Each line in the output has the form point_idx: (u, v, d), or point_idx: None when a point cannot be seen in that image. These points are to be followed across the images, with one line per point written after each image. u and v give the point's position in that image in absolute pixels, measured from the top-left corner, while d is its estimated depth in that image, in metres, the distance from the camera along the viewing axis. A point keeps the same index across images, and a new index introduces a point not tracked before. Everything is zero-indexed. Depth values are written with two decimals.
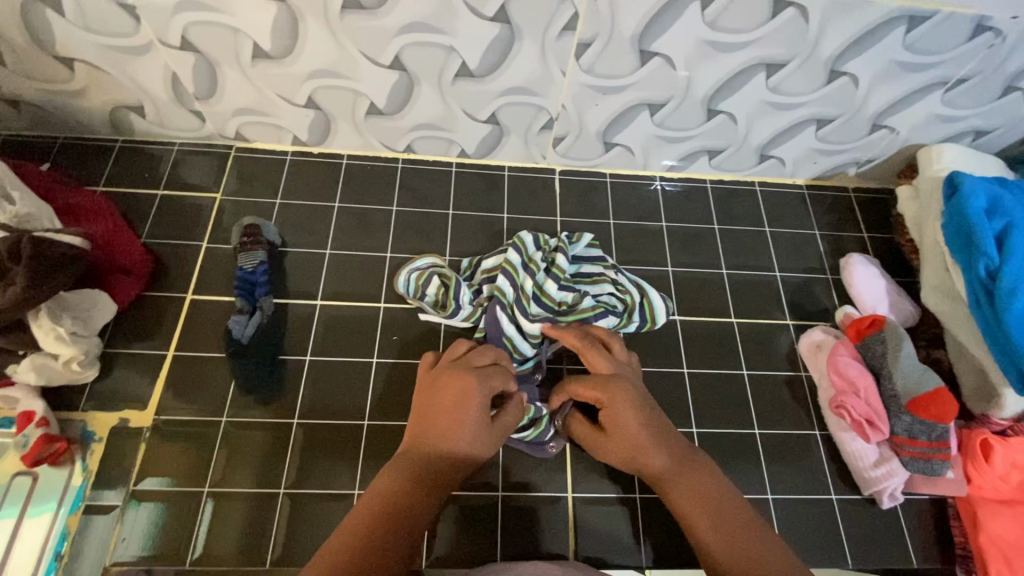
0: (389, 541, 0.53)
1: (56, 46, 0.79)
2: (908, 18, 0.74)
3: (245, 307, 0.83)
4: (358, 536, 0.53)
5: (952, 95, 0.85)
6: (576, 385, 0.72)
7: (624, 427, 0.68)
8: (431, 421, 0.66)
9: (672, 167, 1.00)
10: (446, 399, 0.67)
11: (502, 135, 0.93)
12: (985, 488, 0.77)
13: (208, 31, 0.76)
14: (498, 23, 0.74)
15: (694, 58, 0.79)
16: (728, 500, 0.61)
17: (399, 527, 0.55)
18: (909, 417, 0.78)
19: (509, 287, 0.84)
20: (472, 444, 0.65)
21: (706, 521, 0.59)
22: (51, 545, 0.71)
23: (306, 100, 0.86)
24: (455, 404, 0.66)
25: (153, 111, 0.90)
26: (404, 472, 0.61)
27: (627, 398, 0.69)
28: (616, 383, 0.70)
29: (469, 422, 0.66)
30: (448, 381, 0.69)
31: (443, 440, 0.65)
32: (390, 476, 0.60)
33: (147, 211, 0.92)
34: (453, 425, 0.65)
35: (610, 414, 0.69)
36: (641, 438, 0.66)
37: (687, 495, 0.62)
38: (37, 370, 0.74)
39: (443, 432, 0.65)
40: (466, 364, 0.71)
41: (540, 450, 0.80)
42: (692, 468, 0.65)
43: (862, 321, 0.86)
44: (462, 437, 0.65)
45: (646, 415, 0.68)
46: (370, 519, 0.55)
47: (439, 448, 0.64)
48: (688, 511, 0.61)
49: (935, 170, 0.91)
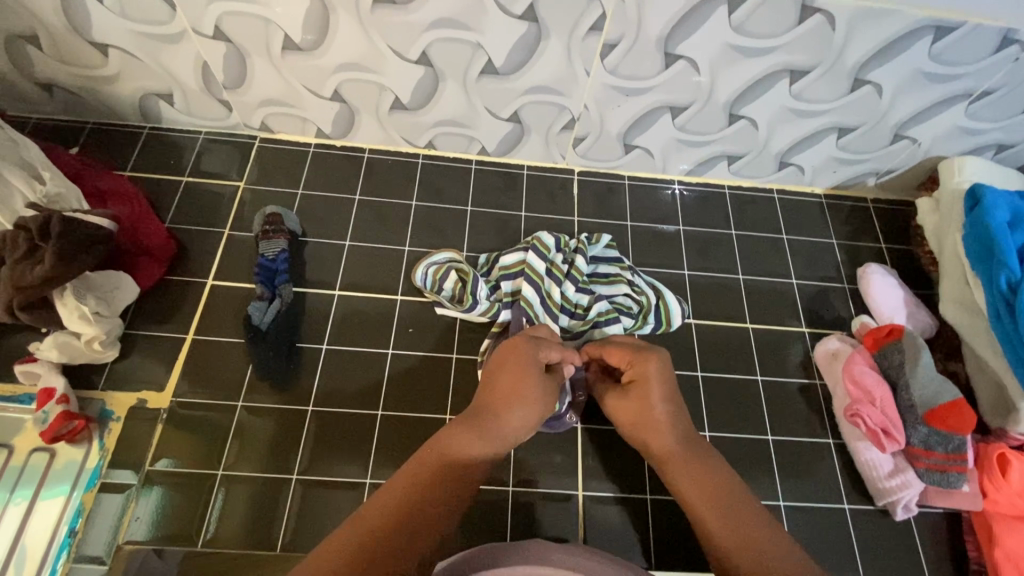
0: (434, 513, 0.55)
1: (92, 32, 0.81)
2: (935, 29, 0.74)
3: (265, 293, 0.84)
4: (408, 498, 0.55)
5: (976, 108, 0.85)
6: (614, 347, 0.74)
7: (645, 394, 0.69)
8: (493, 386, 0.67)
9: (689, 171, 1.00)
10: (508, 367, 0.68)
11: (524, 133, 0.94)
12: (1001, 503, 0.76)
13: (241, 22, 0.78)
14: (527, 21, 0.75)
15: (718, 63, 0.79)
16: (727, 481, 0.63)
17: (444, 500, 0.57)
18: (926, 428, 0.77)
19: (534, 295, 0.84)
20: (528, 406, 0.66)
21: (712, 509, 0.60)
22: (66, 520, 0.72)
23: (332, 92, 0.87)
24: (517, 371, 0.68)
25: (182, 99, 0.92)
26: (462, 438, 0.61)
27: (655, 369, 0.70)
28: (653, 352, 0.71)
29: (528, 404, 0.66)
30: (517, 362, 0.68)
31: (503, 399, 0.66)
32: (451, 432, 0.62)
33: (172, 198, 0.93)
34: (510, 403, 0.66)
35: (637, 381, 0.71)
36: (658, 416, 0.68)
37: (692, 478, 0.64)
38: (60, 347, 0.76)
39: (503, 391, 0.67)
40: (535, 350, 0.70)
41: (561, 424, 0.80)
42: (698, 451, 0.66)
43: (879, 330, 0.85)
44: (516, 414, 0.65)
45: (667, 389, 0.70)
46: (420, 485, 0.57)
47: (496, 409, 0.65)
48: (692, 496, 0.62)
49: (956, 182, 0.90)
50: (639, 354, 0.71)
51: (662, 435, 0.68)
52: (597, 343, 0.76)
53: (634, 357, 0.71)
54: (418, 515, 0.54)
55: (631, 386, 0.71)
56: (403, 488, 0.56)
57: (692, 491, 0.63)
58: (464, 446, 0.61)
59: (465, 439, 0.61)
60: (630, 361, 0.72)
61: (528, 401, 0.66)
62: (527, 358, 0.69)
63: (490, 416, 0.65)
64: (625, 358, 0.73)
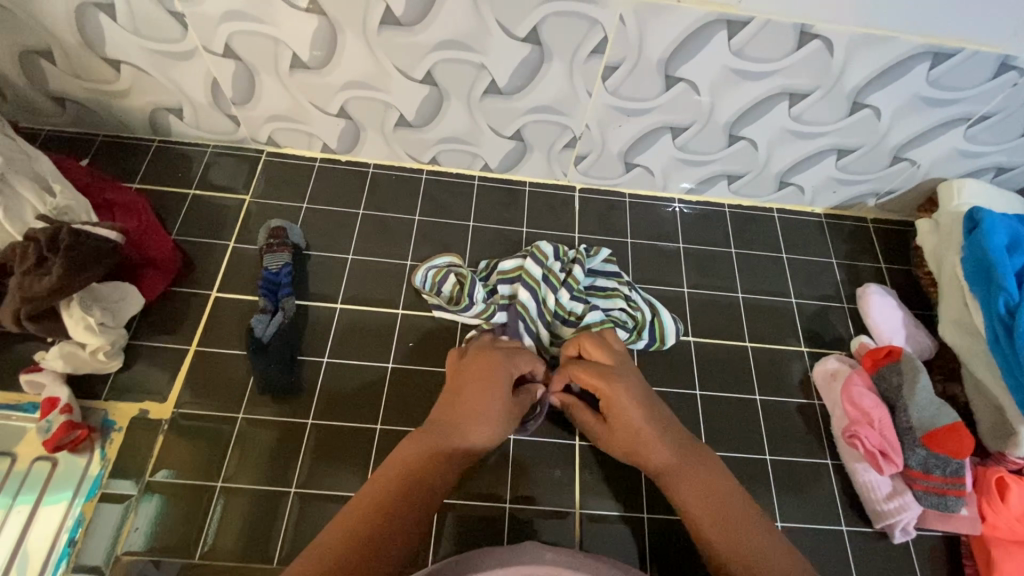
0: (399, 525, 0.56)
1: (105, 48, 0.83)
2: (932, 55, 0.75)
3: (267, 306, 0.85)
4: (373, 509, 0.57)
5: (974, 131, 0.86)
6: (580, 370, 0.74)
7: (625, 417, 0.70)
8: (457, 398, 0.70)
9: (690, 190, 1.01)
10: (473, 380, 0.71)
11: (525, 151, 0.95)
12: (1000, 528, 0.76)
13: (250, 40, 0.79)
14: (530, 44, 0.77)
15: (718, 85, 0.80)
16: (724, 492, 0.64)
17: (410, 513, 0.58)
18: (924, 451, 0.77)
19: (532, 300, 0.85)
20: (490, 420, 0.68)
21: (715, 526, 0.61)
22: (66, 530, 0.72)
23: (339, 109, 0.89)
24: (481, 384, 0.70)
25: (191, 114, 0.94)
26: (421, 451, 0.63)
27: (627, 393, 0.72)
28: (617, 378, 0.72)
29: (492, 416, 0.69)
30: (482, 376, 0.71)
31: (468, 412, 0.68)
32: (413, 444, 0.64)
33: (179, 210, 0.94)
34: (471, 412, 0.68)
35: (612, 407, 0.71)
36: (644, 434, 0.69)
37: (693, 494, 0.64)
38: (65, 357, 0.77)
39: (469, 402, 0.69)
40: (503, 365, 0.73)
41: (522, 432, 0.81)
42: (694, 464, 0.67)
43: (878, 351, 0.85)
44: (480, 426, 0.67)
45: (646, 408, 0.71)
46: (384, 497, 0.58)
47: (460, 421, 0.67)
48: (692, 508, 0.64)
49: (955, 206, 0.91)
50: (603, 382, 0.72)
51: (656, 454, 0.68)
52: (565, 368, 0.77)
53: (603, 383, 0.72)
54: (382, 524, 0.56)
55: (610, 412, 0.72)
56: (368, 502, 0.58)
57: (693, 503, 0.64)
58: (424, 457, 0.63)
59: (426, 451, 0.63)
60: (599, 386, 0.72)
61: (492, 414, 0.69)
62: (492, 373, 0.72)
63: (452, 427, 0.66)
64: (592, 384, 0.73)
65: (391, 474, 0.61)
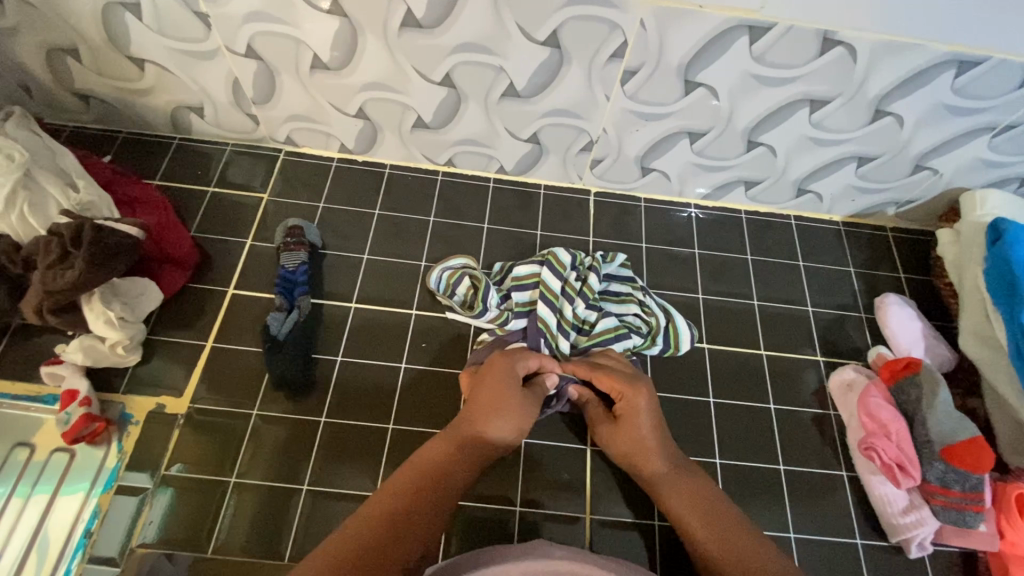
0: (417, 518, 0.59)
1: (130, 47, 0.84)
2: (958, 63, 0.73)
3: (284, 304, 0.86)
4: (393, 502, 0.60)
5: (999, 140, 0.84)
6: (606, 372, 0.76)
7: (636, 423, 0.73)
8: (473, 399, 0.72)
9: (706, 195, 1.00)
10: (487, 381, 0.72)
11: (541, 154, 0.95)
12: (1019, 545, 0.74)
13: (273, 41, 0.80)
14: (549, 47, 0.77)
15: (738, 91, 0.80)
16: (714, 498, 0.68)
17: (428, 508, 0.61)
18: (942, 465, 0.76)
19: (550, 315, 0.84)
20: (505, 419, 0.70)
21: (706, 530, 0.65)
22: (83, 521, 0.74)
23: (357, 110, 0.90)
24: (495, 383, 0.72)
25: (211, 112, 0.95)
26: (439, 451, 0.66)
27: (645, 400, 0.74)
28: (641, 383, 0.75)
29: (507, 413, 0.70)
30: (494, 375, 0.72)
31: (483, 412, 0.70)
32: (434, 446, 0.67)
33: (198, 207, 0.96)
34: (486, 416, 0.69)
35: (628, 411, 0.74)
36: (648, 441, 0.72)
37: (686, 501, 0.68)
38: (85, 351, 0.79)
39: (483, 403, 0.71)
40: (513, 363, 0.74)
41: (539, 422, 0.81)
42: (687, 474, 0.71)
43: (896, 363, 0.84)
44: (496, 424, 0.69)
45: (655, 418, 0.74)
46: (403, 493, 0.61)
47: (477, 422, 0.69)
48: (682, 513, 0.67)
49: (978, 216, 0.90)
50: (629, 386, 0.74)
51: (654, 461, 0.72)
52: (592, 364, 0.78)
53: (627, 390, 0.74)
54: (400, 516, 0.59)
55: (622, 416, 0.74)
56: (389, 496, 0.60)
57: (682, 509, 0.68)
58: (443, 457, 0.66)
59: (445, 451, 0.66)
60: (622, 392, 0.75)
61: (507, 411, 0.70)
62: (504, 371, 0.73)
63: (471, 428, 0.69)
64: (616, 388, 0.75)
65: (412, 472, 0.64)
